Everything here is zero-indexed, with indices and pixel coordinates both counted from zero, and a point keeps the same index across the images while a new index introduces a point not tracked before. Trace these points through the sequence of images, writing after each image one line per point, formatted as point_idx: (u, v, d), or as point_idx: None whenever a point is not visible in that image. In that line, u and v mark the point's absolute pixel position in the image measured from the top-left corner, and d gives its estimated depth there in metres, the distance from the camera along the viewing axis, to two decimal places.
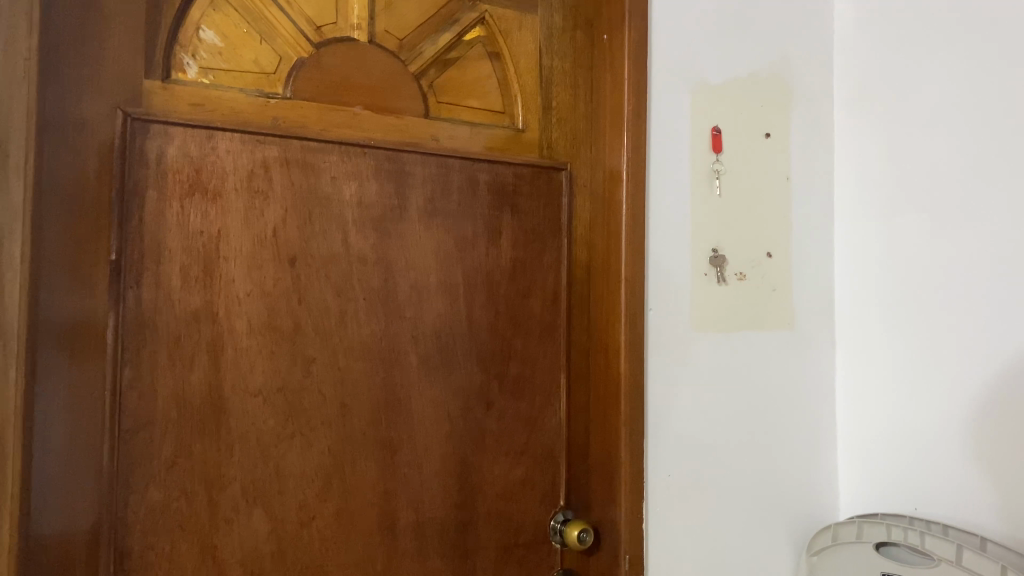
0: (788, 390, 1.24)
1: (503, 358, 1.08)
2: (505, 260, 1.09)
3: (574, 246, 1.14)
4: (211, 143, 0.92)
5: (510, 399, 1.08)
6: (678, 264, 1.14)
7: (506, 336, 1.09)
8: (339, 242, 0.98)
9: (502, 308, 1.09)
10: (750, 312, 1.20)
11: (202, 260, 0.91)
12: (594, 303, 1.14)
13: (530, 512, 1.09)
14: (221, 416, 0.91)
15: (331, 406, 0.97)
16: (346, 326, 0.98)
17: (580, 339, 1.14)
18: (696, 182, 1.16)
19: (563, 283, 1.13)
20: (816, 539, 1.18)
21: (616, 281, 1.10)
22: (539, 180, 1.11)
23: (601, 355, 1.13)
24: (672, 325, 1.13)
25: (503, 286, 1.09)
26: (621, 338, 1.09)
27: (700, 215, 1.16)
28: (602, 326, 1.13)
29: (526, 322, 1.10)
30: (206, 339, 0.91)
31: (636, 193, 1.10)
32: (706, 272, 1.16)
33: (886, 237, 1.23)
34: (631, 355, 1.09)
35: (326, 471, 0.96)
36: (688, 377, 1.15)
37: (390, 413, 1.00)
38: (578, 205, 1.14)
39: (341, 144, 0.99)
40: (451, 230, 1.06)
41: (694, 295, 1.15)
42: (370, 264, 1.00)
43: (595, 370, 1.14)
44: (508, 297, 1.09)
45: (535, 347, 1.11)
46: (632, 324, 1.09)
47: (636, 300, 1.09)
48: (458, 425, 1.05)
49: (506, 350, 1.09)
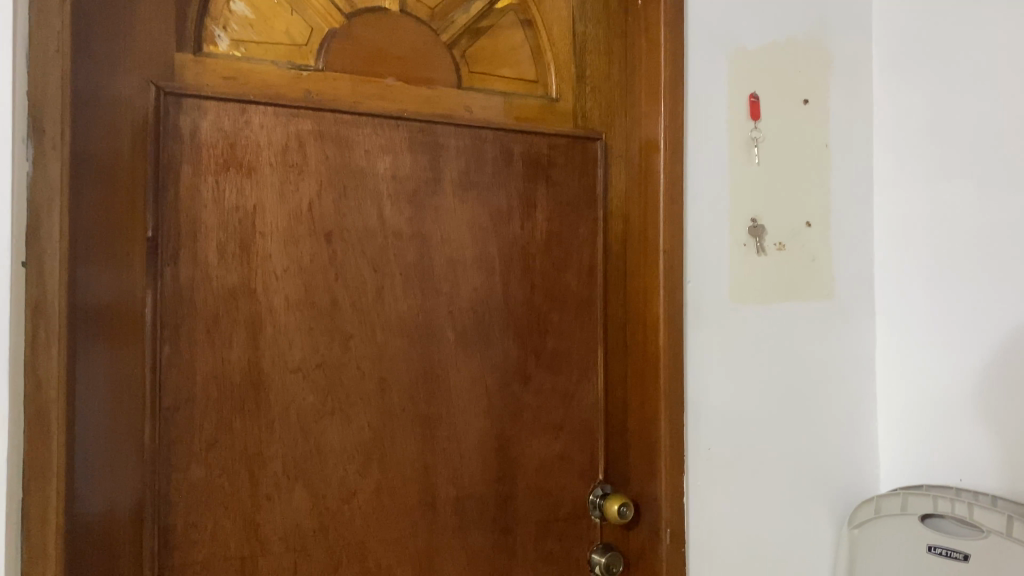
0: (828, 362, 1.22)
1: (541, 332, 1.07)
2: (542, 233, 1.07)
3: (610, 218, 1.12)
4: (245, 118, 0.91)
5: (548, 373, 1.07)
6: (716, 235, 1.12)
7: (543, 310, 1.07)
8: (375, 216, 0.97)
9: (539, 282, 1.07)
10: (789, 283, 1.18)
11: (238, 236, 0.90)
12: (631, 276, 1.13)
13: (569, 487, 1.08)
14: (260, 393, 0.91)
15: (369, 381, 0.96)
16: (383, 302, 0.97)
17: (617, 313, 1.13)
18: (734, 150, 1.14)
19: (600, 256, 1.11)
20: (858, 510, 1.16)
21: (653, 252, 1.08)
22: (573, 150, 1.09)
23: (638, 329, 1.11)
24: (711, 297, 1.12)
25: (539, 260, 1.07)
26: (660, 311, 1.07)
27: (738, 184, 1.14)
28: (640, 299, 1.11)
29: (563, 296, 1.09)
30: (243, 316, 0.90)
31: (674, 162, 1.08)
32: (745, 243, 1.14)
33: (929, 205, 1.20)
34: (669, 328, 1.07)
35: (365, 447, 0.96)
36: (727, 350, 1.13)
37: (429, 388, 0.99)
38: (614, 176, 1.12)
39: (375, 116, 0.97)
40: (486, 203, 1.04)
41: (733, 265, 1.13)
42: (406, 238, 0.99)
43: (632, 344, 1.12)
44: (545, 271, 1.07)
45: (573, 321, 1.09)
46: (670, 297, 1.07)
47: (674, 271, 1.08)
48: (496, 400, 1.04)
49: (545, 324, 1.07)
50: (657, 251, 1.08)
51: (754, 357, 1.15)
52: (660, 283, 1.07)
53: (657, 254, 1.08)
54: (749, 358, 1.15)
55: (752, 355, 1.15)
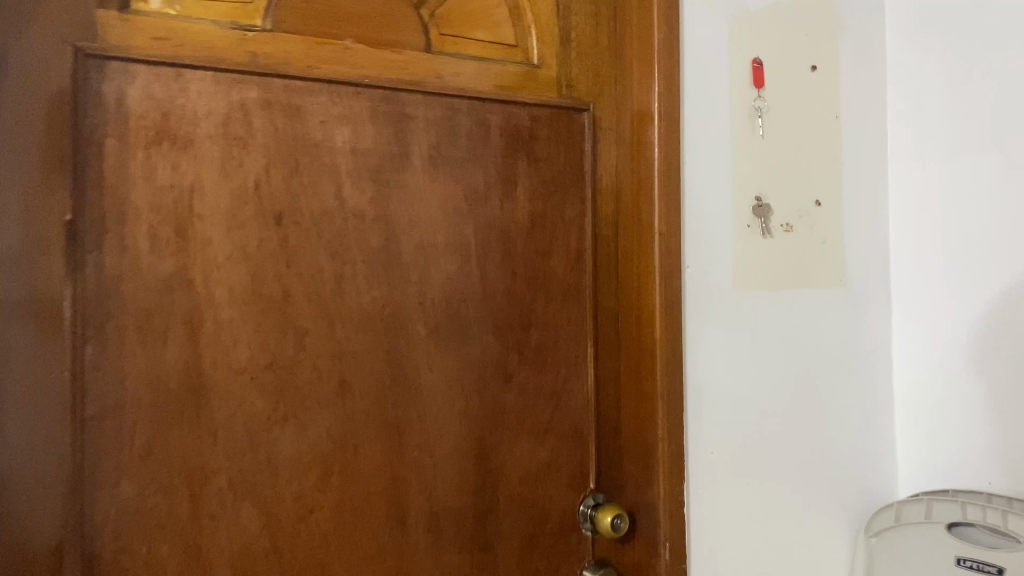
0: (840, 354, 1.11)
1: (523, 326, 0.96)
2: (523, 215, 0.96)
3: (600, 198, 1.01)
4: (180, 84, 0.80)
5: (531, 371, 0.96)
6: (717, 216, 1.01)
7: (525, 301, 0.96)
8: (331, 196, 0.86)
9: (521, 270, 0.96)
10: (797, 269, 1.07)
11: (174, 220, 0.79)
12: (623, 262, 1.02)
13: (557, 497, 0.97)
14: (201, 398, 0.80)
15: (328, 383, 0.85)
16: (343, 294, 0.86)
17: (608, 303, 1.02)
18: (736, 121, 1.03)
19: (589, 240, 1.00)
20: (875, 519, 1.05)
21: (647, 235, 0.97)
22: (558, 122, 0.98)
23: (632, 321, 1.00)
24: (713, 285, 1.01)
25: (521, 244, 0.96)
26: (655, 300, 0.96)
27: (741, 159, 1.03)
28: (633, 288, 1.00)
29: (548, 285, 0.97)
30: (180, 310, 0.79)
31: (670, 134, 0.97)
32: (749, 224, 1.03)
33: (950, 181, 1.09)
34: (665, 319, 0.96)
35: (324, 458, 0.85)
36: (731, 343, 1.02)
37: (396, 390, 0.88)
38: (603, 151, 1.01)
39: (331, 83, 0.86)
40: (459, 181, 0.92)
41: (736, 249, 1.02)
42: (369, 221, 0.87)
43: (625, 337, 1.01)
44: (527, 257, 0.96)
45: (559, 312, 0.98)
46: (666, 285, 0.96)
47: (671, 256, 0.97)
48: (473, 403, 0.93)
49: (527, 316, 0.96)
50: (651, 234, 0.97)
51: (760, 351, 1.04)
52: (655, 269, 0.96)
53: (651, 238, 0.97)
54: (754, 352, 1.04)
55: (758, 349, 1.04)
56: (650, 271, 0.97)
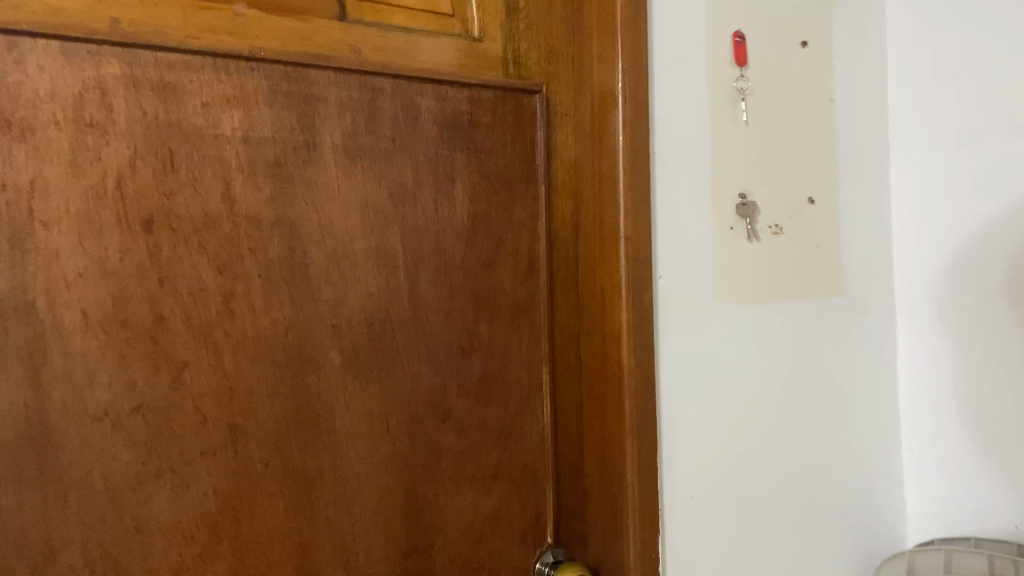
0: (838, 375, 0.96)
1: (465, 351, 0.79)
2: (462, 218, 0.80)
3: (556, 197, 0.85)
4: (16, 56, 0.62)
5: (474, 405, 0.80)
6: (695, 217, 0.85)
7: (466, 321, 0.80)
8: (218, 196, 0.69)
9: (461, 284, 0.80)
10: (789, 277, 0.92)
11: (7, 228, 0.62)
12: (585, 272, 0.85)
13: (506, 555, 0.81)
14: (45, 454, 0.63)
15: (214, 429, 0.68)
16: (233, 317, 0.69)
17: (567, 321, 0.86)
18: (716, 106, 0.87)
19: (543, 247, 0.84)
20: (880, 573, 0.89)
21: (612, 242, 0.82)
22: (504, 106, 0.82)
23: (595, 342, 0.84)
24: (690, 298, 0.85)
25: (460, 253, 0.80)
26: (622, 319, 0.80)
27: (721, 150, 0.87)
28: (597, 303, 0.84)
29: (494, 301, 0.81)
30: (16, 343, 0.62)
31: (637, 120, 0.81)
32: (733, 226, 0.88)
33: (966, 176, 0.94)
34: (634, 341, 0.80)
35: (210, 521, 0.68)
36: (713, 366, 0.86)
37: (303, 434, 0.72)
38: (559, 141, 0.85)
39: (217, 57, 0.69)
40: (383, 176, 0.76)
41: (718, 256, 0.87)
42: (266, 226, 0.71)
43: (587, 361, 0.85)
44: (468, 268, 0.80)
45: (508, 333, 0.82)
46: (636, 300, 0.80)
47: (641, 266, 0.81)
48: (402, 446, 0.76)
49: (469, 340, 0.80)
50: (617, 239, 0.81)
51: (747, 374, 0.89)
52: (622, 282, 0.81)
53: (617, 244, 0.81)
54: (741, 376, 0.88)
55: (744, 372, 0.89)
56: (616, 284, 0.81)
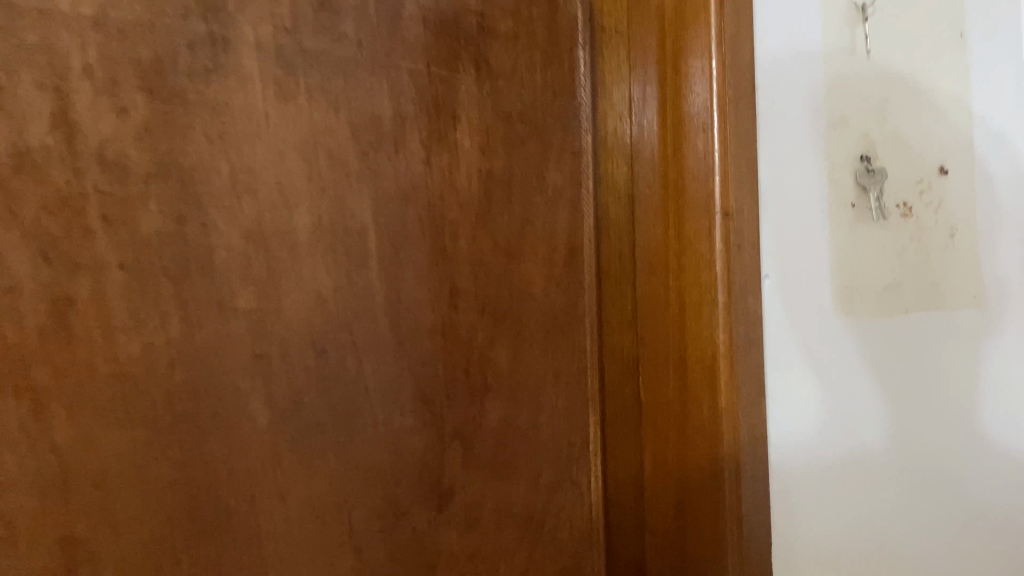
0: (989, 420, 0.68)
1: (470, 395, 0.50)
2: (468, 182, 0.50)
3: (606, 155, 0.58)
4: None
5: (489, 477, 0.50)
6: (806, 190, 0.58)
7: (475, 349, 0.50)
8: (43, 122, 0.37)
9: (466, 289, 0.50)
10: (923, 276, 0.64)
11: None
12: (646, 271, 0.56)
13: None
14: None
15: (34, 551, 0.37)
16: (73, 341, 0.38)
17: (619, 340, 0.58)
18: (828, 30, 0.60)
19: (592, 235, 0.56)
20: None
21: (695, 225, 0.53)
22: (532, 8, 0.53)
23: (665, 382, 0.55)
24: (799, 309, 0.58)
25: (465, 239, 0.50)
26: (717, 347, 0.51)
27: (837, 94, 0.60)
28: (669, 320, 0.54)
29: (517, 312, 0.52)
30: None
31: (738, 34, 0.53)
32: (855, 203, 0.60)
33: None
34: (736, 381, 0.51)
35: None
36: (826, 407, 0.60)
37: (206, 546, 0.41)
38: (607, 72, 0.58)
39: None
40: (345, 105, 0.46)
41: (833, 246, 0.59)
42: (138, 180, 0.40)
43: (652, 408, 0.56)
44: (480, 265, 0.51)
45: (539, 368, 0.53)
46: (737, 316, 0.52)
47: (742, 263, 0.52)
48: (377, 552, 0.46)
49: (482, 379, 0.50)
50: (707, 220, 0.52)
51: (870, 415, 0.62)
52: (713, 289, 0.52)
53: (705, 229, 0.52)
54: (861, 418, 0.62)
55: (866, 412, 0.62)
56: (704, 291, 0.52)
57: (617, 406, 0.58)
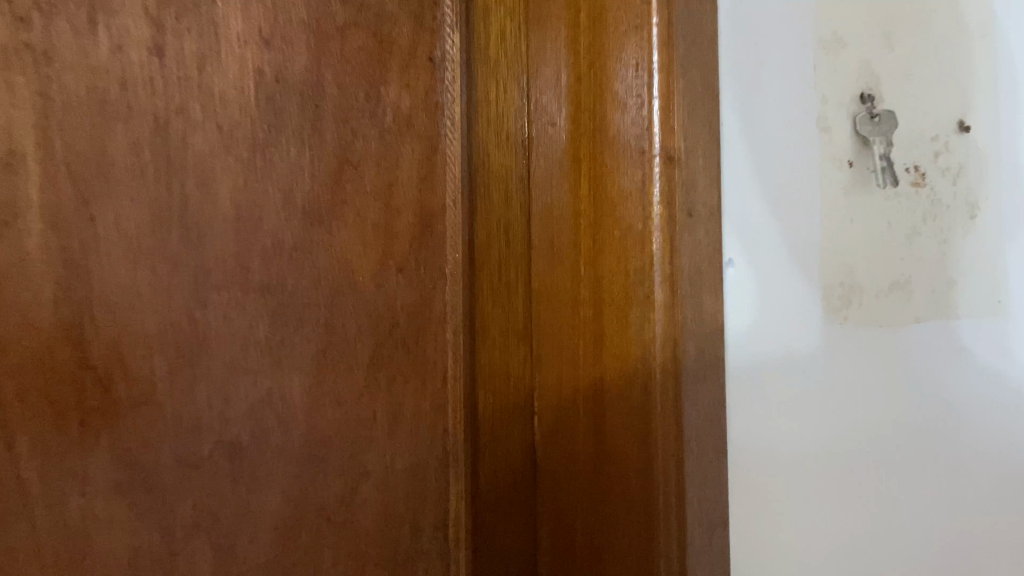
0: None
1: (231, 457, 0.29)
2: (238, 89, 0.29)
3: (486, 67, 0.36)
4: None
5: None
6: (789, 137, 0.39)
7: (243, 377, 0.29)
8: None
9: (228, 274, 0.29)
10: (943, 268, 0.45)
11: None
12: (550, 253, 0.36)
13: None
14: None
15: None
16: None
17: (503, 359, 0.36)
18: None
19: (458, 194, 0.35)
20: None
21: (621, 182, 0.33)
22: None
23: (573, 429, 0.35)
24: (786, 312, 0.38)
25: (231, 186, 0.29)
26: (656, 380, 0.31)
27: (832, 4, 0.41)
28: (582, 330, 0.34)
29: (326, 315, 0.31)
30: None
31: None
32: (853, 160, 0.41)
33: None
34: (684, 434, 0.32)
35: None
36: (822, 459, 0.40)
37: None
38: None
39: None
40: None
41: (829, 221, 0.40)
42: None
43: (552, 467, 0.36)
44: (259, 231, 0.29)
45: (364, 409, 0.32)
46: (686, 329, 0.32)
47: (694, 244, 0.32)
48: None
49: (257, 426, 0.29)
50: (639, 173, 0.32)
51: (882, 471, 0.43)
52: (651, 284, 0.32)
53: (639, 188, 0.32)
54: (871, 477, 0.42)
55: (877, 468, 0.43)
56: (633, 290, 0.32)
57: (499, 466, 0.36)
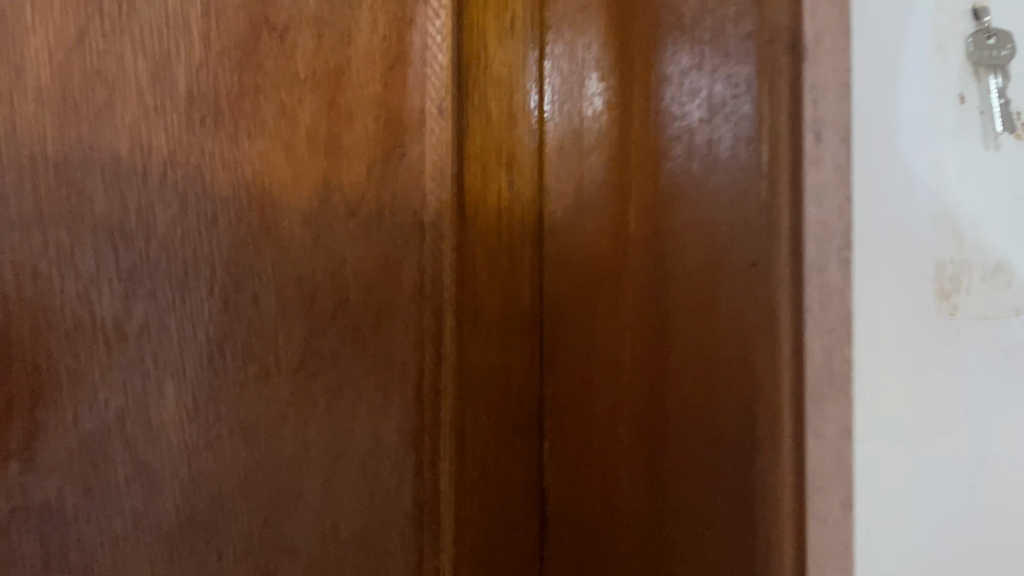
0: None
1: (42, 525, 0.17)
2: None
3: None
4: None
5: None
6: (902, 59, 0.28)
7: (72, 389, 0.17)
8: None
9: (52, 209, 0.17)
10: None
11: None
12: (585, 204, 0.23)
13: None
14: None
15: None
16: None
17: (498, 355, 0.24)
18: None
19: (444, 98, 0.21)
20: None
21: (698, 89, 0.20)
22: None
23: (609, 477, 0.23)
24: (901, 295, 0.27)
25: (56, 55, 0.17)
26: (772, 407, 0.18)
27: None
28: (631, 324, 0.22)
29: (221, 281, 0.18)
30: None
31: None
32: (967, 95, 0.30)
33: None
34: (808, 488, 0.19)
35: None
36: (949, 506, 0.29)
37: None
38: None
39: None
40: None
41: (950, 170, 0.29)
42: None
43: (573, 522, 0.24)
44: (107, 135, 0.17)
45: (287, 439, 0.19)
46: (813, 320, 0.19)
47: (826, 187, 0.19)
48: None
49: (96, 476, 0.17)
50: (744, 73, 0.18)
51: None
52: (767, 249, 0.18)
53: (738, 95, 0.19)
54: None
55: None
56: (717, 255, 0.19)
57: (492, 523, 0.23)
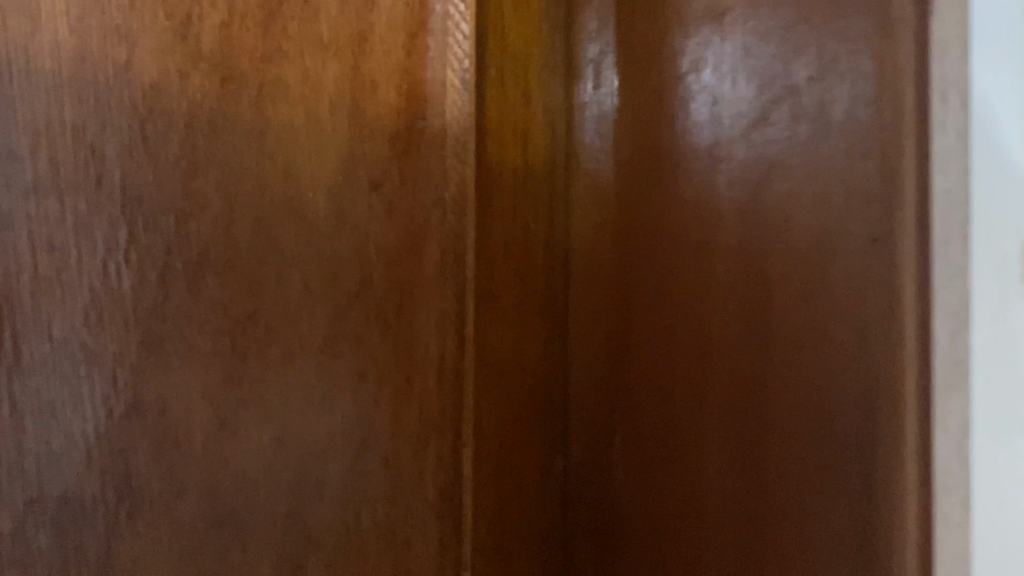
0: None
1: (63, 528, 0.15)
2: None
3: None
4: None
5: None
6: None
7: (88, 379, 0.15)
8: None
9: (63, 180, 0.15)
10: None
11: None
12: (663, 194, 0.21)
13: None
14: None
15: None
16: None
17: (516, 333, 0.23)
18: None
19: (469, 65, 0.21)
20: None
21: (803, 50, 0.18)
22: None
23: (689, 496, 0.20)
24: None
25: (72, 9, 0.15)
26: (893, 413, 0.16)
27: None
28: (714, 335, 0.20)
29: (248, 253, 0.17)
30: None
31: None
32: None
33: None
34: (935, 497, 0.16)
35: None
36: None
37: None
38: None
39: None
40: None
41: None
42: None
43: (648, 519, 0.22)
44: (125, 97, 0.15)
45: (313, 425, 0.18)
46: (943, 303, 0.17)
47: (950, 152, 0.17)
48: None
49: (120, 478, 0.15)
50: (857, 24, 0.17)
51: None
52: (885, 215, 0.16)
53: (855, 51, 0.17)
54: None
55: None
56: (801, 244, 0.18)
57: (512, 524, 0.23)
